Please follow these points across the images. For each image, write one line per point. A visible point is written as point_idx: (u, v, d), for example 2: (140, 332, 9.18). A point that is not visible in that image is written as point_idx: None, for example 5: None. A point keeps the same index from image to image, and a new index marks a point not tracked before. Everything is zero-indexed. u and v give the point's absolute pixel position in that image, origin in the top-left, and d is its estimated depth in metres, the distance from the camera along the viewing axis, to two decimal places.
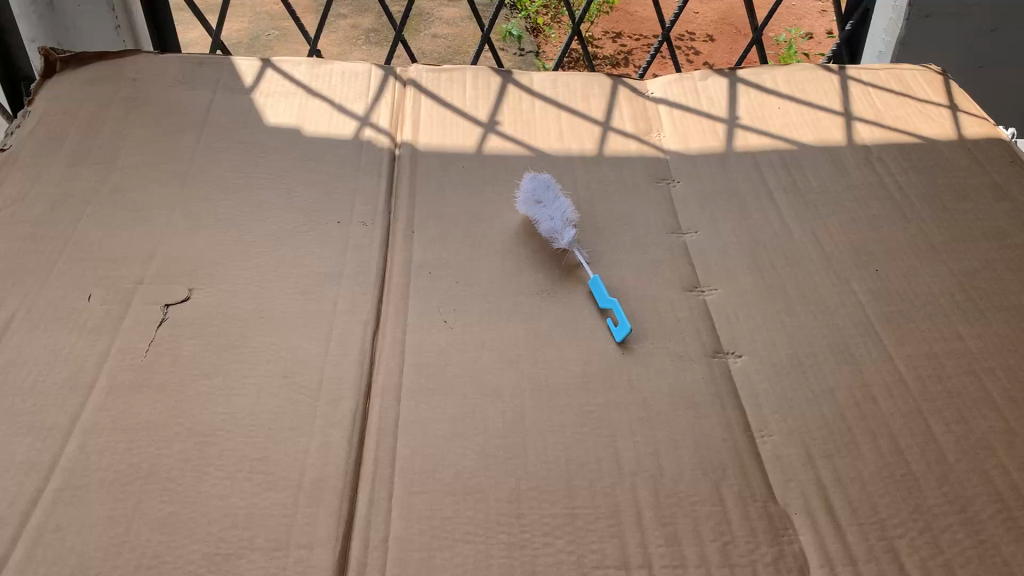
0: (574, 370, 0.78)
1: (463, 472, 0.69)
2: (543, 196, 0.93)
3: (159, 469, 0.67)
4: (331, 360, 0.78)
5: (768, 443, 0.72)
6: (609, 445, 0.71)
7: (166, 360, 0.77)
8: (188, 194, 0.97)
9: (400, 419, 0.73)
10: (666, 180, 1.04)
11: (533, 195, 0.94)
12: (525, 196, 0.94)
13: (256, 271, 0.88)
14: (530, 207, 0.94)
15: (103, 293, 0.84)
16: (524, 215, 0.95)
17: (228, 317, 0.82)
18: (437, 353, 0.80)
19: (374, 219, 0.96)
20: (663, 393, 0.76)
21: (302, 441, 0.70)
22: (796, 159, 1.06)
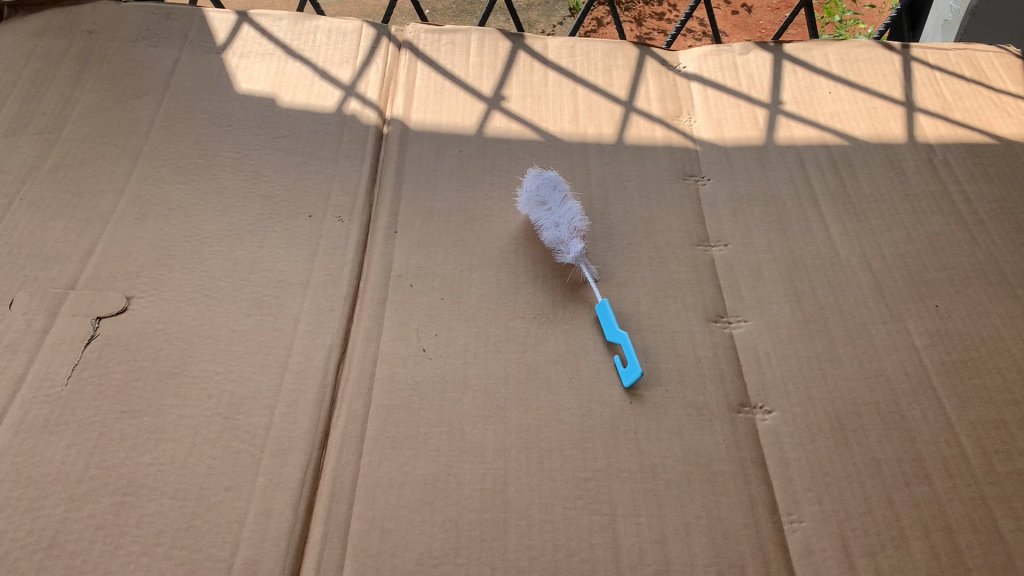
0: (570, 422, 0.66)
1: (428, 557, 0.57)
2: (549, 197, 0.80)
3: (63, 538, 0.56)
4: (284, 399, 0.66)
5: (798, 532, 0.60)
6: (605, 529, 0.59)
7: (89, 389, 0.65)
8: (139, 175, 0.84)
9: (360, 480, 0.62)
10: (694, 177, 0.90)
11: (536, 194, 0.80)
12: (527, 195, 0.80)
13: (208, 276, 0.75)
14: (533, 209, 0.80)
15: (27, 297, 0.72)
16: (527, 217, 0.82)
17: (169, 336, 0.70)
18: (412, 391, 0.68)
19: (352, 214, 0.83)
20: (675, 458, 0.64)
21: (239, 508, 0.59)
22: (846, 157, 0.91)
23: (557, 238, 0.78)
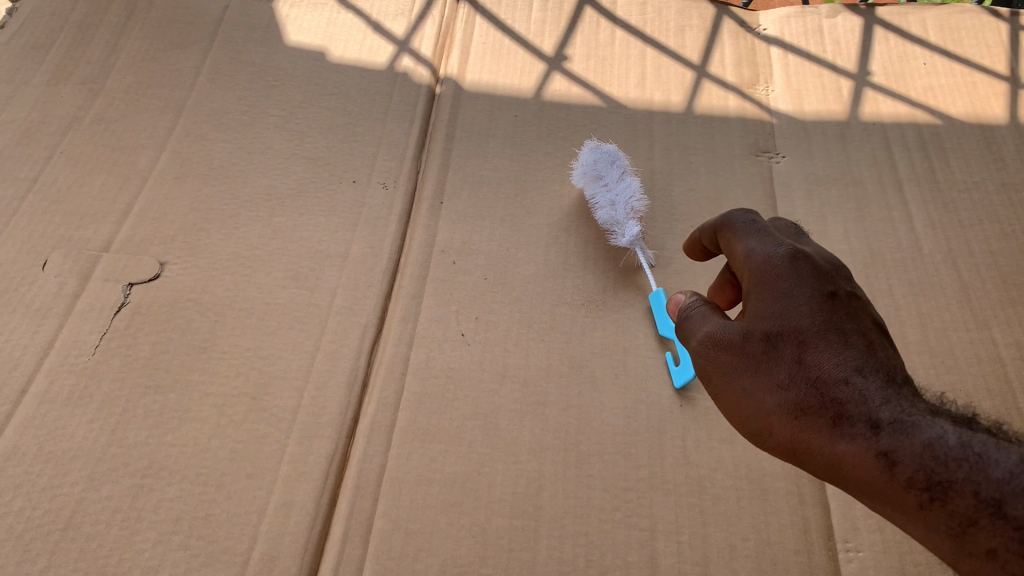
0: (613, 424, 0.62)
1: (451, 565, 0.54)
2: (608, 172, 0.75)
3: (79, 519, 0.54)
4: (314, 381, 0.63)
5: (854, 563, 0.55)
6: (642, 546, 0.55)
7: (115, 361, 0.63)
8: (181, 131, 0.81)
9: (387, 474, 0.58)
10: (768, 154, 0.83)
11: (595, 167, 0.75)
12: (585, 166, 0.75)
13: (244, 242, 0.72)
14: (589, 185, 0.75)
15: (60, 258, 0.70)
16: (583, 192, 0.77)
17: (200, 307, 0.67)
18: (447, 380, 0.64)
19: (397, 181, 0.78)
20: (724, 472, 0.59)
21: (259, 497, 0.56)
22: (937, 139, 0.83)
23: (613, 218, 0.73)
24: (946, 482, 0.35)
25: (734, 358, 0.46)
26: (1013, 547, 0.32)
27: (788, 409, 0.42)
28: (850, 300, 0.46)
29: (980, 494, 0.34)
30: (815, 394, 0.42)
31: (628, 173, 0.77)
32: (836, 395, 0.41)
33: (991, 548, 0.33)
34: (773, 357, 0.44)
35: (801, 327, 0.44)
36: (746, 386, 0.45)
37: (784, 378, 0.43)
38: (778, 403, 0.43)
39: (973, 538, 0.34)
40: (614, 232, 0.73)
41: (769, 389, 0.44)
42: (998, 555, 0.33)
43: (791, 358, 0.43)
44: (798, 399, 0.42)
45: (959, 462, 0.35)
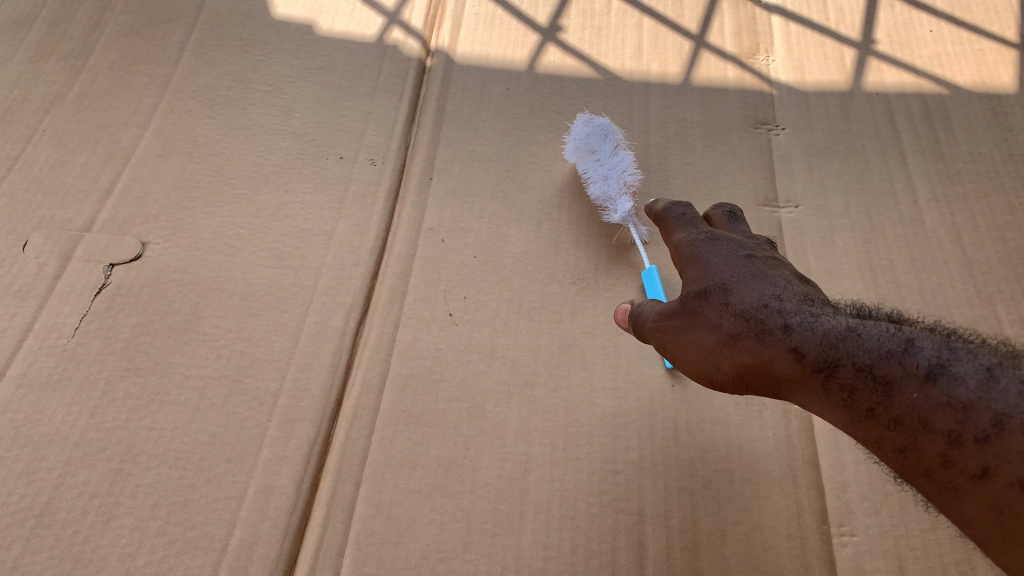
0: (603, 405, 0.60)
1: (434, 551, 0.53)
2: (600, 146, 0.73)
3: (56, 504, 0.53)
4: (297, 363, 0.62)
5: (848, 547, 0.53)
6: (630, 531, 0.54)
7: (95, 343, 0.62)
8: (165, 107, 0.79)
9: (370, 457, 0.57)
10: (767, 125, 0.81)
11: (587, 141, 0.73)
12: (577, 141, 0.73)
13: (228, 220, 0.71)
14: (582, 159, 0.73)
15: (41, 238, 0.68)
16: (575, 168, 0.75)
17: (182, 287, 0.66)
18: (433, 361, 0.62)
19: (385, 157, 0.77)
20: (716, 454, 0.58)
21: (239, 482, 0.55)
22: (943, 108, 0.81)
23: (605, 194, 0.72)
24: (839, 366, 0.41)
25: (672, 317, 0.53)
26: (885, 404, 0.38)
27: (720, 344, 0.49)
28: (765, 255, 0.53)
29: (862, 370, 0.40)
30: (745, 324, 0.48)
31: (623, 146, 0.74)
32: (754, 322, 0.47)
33: (874, 412, 0.39)
34: (703, 302, 0.51)
35: (722, 278, 0.51)
36: (685, 334, 0.51)
37: (714, 318, 0.50)
38: (711, 340, 0.49)
39: (860, 407, 0.40)
40: (607, 207, 0.72)
41: (703, 330, 0.50)
42: (878, 415, 0.39)
43: (717, 302, 0.50)
44: (726, 332, 0.49)
45: (850, 349, 0.42)
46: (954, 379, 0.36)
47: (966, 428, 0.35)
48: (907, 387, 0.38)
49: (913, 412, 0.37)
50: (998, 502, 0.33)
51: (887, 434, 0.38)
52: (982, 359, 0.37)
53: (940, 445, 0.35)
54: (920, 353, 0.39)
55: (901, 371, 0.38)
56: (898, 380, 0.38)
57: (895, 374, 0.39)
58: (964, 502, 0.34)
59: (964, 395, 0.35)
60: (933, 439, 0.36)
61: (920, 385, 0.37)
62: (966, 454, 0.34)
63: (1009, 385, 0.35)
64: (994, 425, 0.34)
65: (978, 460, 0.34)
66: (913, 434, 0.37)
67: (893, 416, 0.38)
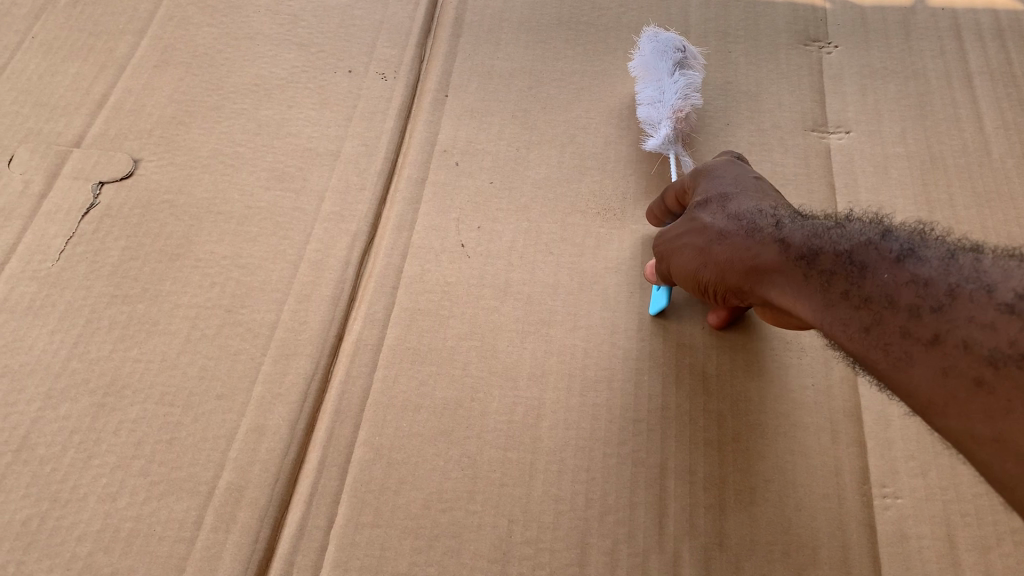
0: (625, 347, 0.55)
1: (436, 501, 0.49)
2: (661, 64, 0.66)
3: (35, 440, 0.50)
4: (296, 293, 0.57)
5: (892, 511, 0.49)
6: (651, 485, 0.49)
7: (81, 267, 0.58)
8: (164, 15, 0.74)
9: (370, 399, 0.53)
10: (818, 42, 0.73)
11: (654, 55, 0.66)
12: (641, 58, 0.67)
13: (227, 138, 0.66)
14: (638, 76, 0.67)
15: (27, 153, 0.64)
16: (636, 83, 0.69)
17: (175, 210, 0.61)
18: (442, 294, 0.58)
19: (397, 72, 0.71)
20: (747, 404, 0.52)
21: (229, 421, 0.51)
22: (1017, 25, 0.73)
23: (648, 112, 0.65)
24: (819, 255, 0.42)
25: (666, 232, 0.52)
26: (856, 287, 0.39)
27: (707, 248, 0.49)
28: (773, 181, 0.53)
29: (841, 256, 0.40)
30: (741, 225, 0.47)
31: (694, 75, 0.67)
32: (740, 223, 0.47)
33: (845, 296, 0.39)
34: (698, 205, 0.51)
35: (721, 185, 0.51)
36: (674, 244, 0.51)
37: (703, 221, 0.50)
38: (699, 245, 0.49)
39: (834, 293, 0.40)
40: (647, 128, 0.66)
41: (693, 233, 0.50)
42: (849, 297, 0.39)
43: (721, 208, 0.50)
44: (714, 232, 0.48)
45: (831, 239, 0.42)
46: (921, 261, 0.37)
47: (926, 300, 0.35)
48: (879, 269, 0.38)
49: (882, 291, 0.37)
50: (947, 365, 0.33)
51: (857, 318, 0.38)
52: (951, 246, 0.38)
53: (902, 320, 0.36)
54: (895, 242, 0.39)
55: (878, 256, 0.39)
56: (870, 264, 0.39)
57: (870, 260, 0.39)
58: (914, 370, 0.34)
59: (928, 273, 0.36)
60: (896, 313, 0.36)
61: (891, 267, 0.38)
62: (925, 325, 0.35)
63: (970, 263, 0.36)
64: (952, 297, 0.34)
65: (934, 329, 0.34)
66: (879, 311, 0.37)
67: (863, 296, 0.38)
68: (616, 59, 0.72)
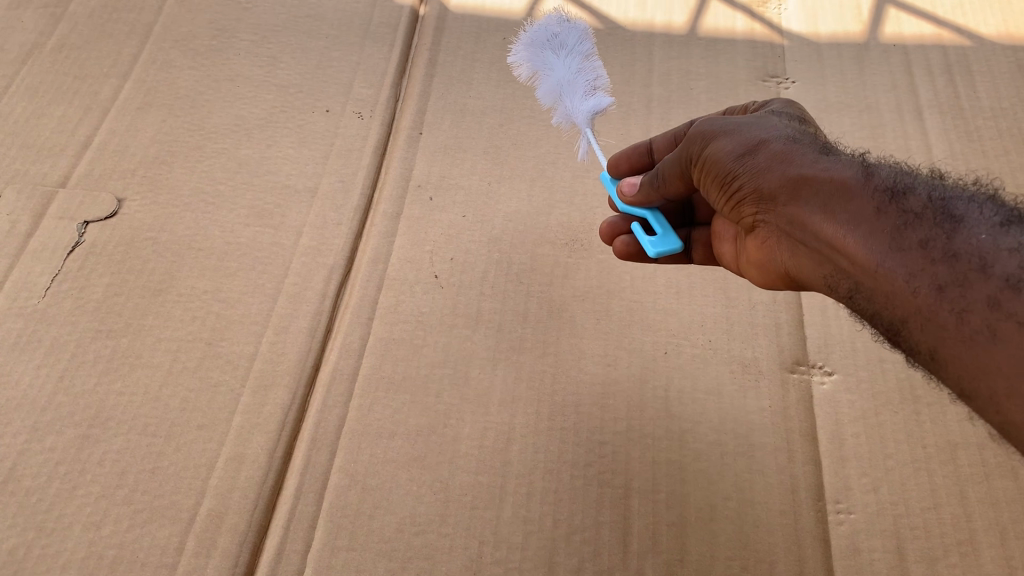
0: (592, 373, 0.57)
1: (409, 524, 0.51)
2: (569, 38, 0.60)
3: (22, 471, 0.52)
4: (275, 325, 0.60)
5: (845, 525, 0.51)
6: (616, 505, 0.52)
7: (66, 304, 0.60)
8: (146, 58, 0.76)
9: (346, 426, 0.55)
10: (776, 78, 0.77)
11: (548, 27, 0.61)
12: (545, 29, 0.61)
13: (208, 177, 0.68)
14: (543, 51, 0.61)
15: (14, 194, 0.66)
16: (523, 55, 0.62)
17: (158, 246, 0.63)
18: (417, 324, 0.60)
19: (373, 111, 0.73)
20: (709, 426, 0.55)
21: (210, 450, 0.53)
22: (964, 60, 0.77)
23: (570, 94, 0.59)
24: (908, 196, 0.40)
25: (717, 122, 0.49)
26: (943, 238, 0.37)
27: (760, 144, 0.46)
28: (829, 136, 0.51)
29: (933, 206, 0.39)
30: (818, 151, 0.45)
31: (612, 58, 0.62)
32: (820, 150, 0.45)
33: (925, 244, 0.38)
34: (764, 117, 0.49)
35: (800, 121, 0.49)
36: (725, 130, 0.48)
37: (768, 126, 0.48)
38: (754, 141, 0.47)
39: (912, 238, 0.38)
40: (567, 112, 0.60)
41: (763, 141, 0.46)
42: (930, 249, 0.37)
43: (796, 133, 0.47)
44: (788, 149, 0.45)
45: (923, 187, 0.40)
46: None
47: None
48: (976, 229, 0.37)
49: (975, 250, 0.36)
50: None
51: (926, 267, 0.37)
52: None
53: (991, 288, 0.35)
54: (994, 209, 0.38)
55: (977, 216, 0.38)
56: (969, 220, 0.37)
57: (968, 217, 0.37)
58: (998, 344, 0.34)
59: None
60: (988, 279, 0.35)
61: (991, 230, 0.37)
62: (1018, 299, 0.34)
63: None
64: None
65: None
66: (966, 272, 0.36)
67: (951, 249, 0.37)
68: None
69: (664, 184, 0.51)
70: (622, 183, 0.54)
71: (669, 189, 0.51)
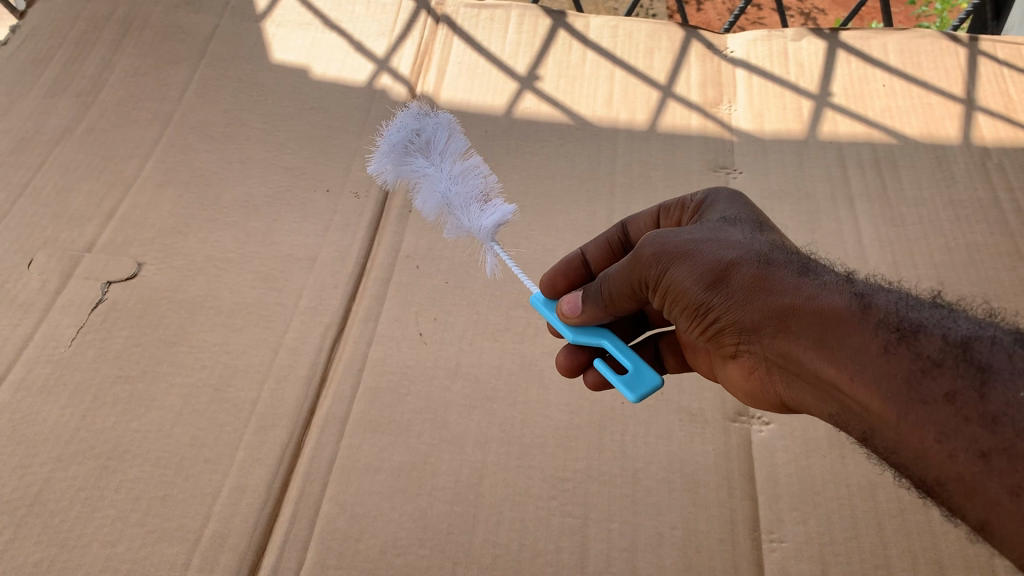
0: (557, 419, 0.65)
1: (391, 546, 0.57)
2: (437, 141, 0.67)
3: (46, 497, 0.58)
4: (275, 374, 0.67)
5: (777, 552, 0.58)
6: (575, 532, 0.58)
7: (89, 353, 0.67)
8: (166, 143, 0.85)
9: (337, 462, 0.62)
10: (726, 169, 0.87)
11: (407, 131, 0.66)
12: (412, 134, 0.66)
13: (220, 246, 0.76)
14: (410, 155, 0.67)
15: (45, 258, 0.74)
16: (386, 163, 0.67)
17: (172, 304, 0.71)
18: (402, 375, 0.67)
19: (368, 190, 0.82)
20: (659, 465, 0.62)
21: (215, 480, 0.60)
22: (891, 157, 0.87)
23: (454, 198, 0.65)
24: (917, 337, 0.39)
25: (671, 238, 0.48)
26: (973, 391, 0.36)
27: (729, 267, 0.45)
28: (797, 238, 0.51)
29: (950, 350, 0.38)
30: (803, 273, 0.44)
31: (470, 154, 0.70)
32: (805, 274, 0.44)
33: (951, 398, 0.36)
34: (719, 229, 0.48)
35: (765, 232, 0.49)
36: (681, 252, 0.47)
37: (728, 242, 0.47)
38: (724, 262, 0.46)
39: (933, 391, 0.37)
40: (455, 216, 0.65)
41: (740, 262, 0.45)
42: (958, 404, 0.36)
43: (770, 249, 0.46)
44: (767, 272, 0.44)
45: (932, 325, 0.39)
46: None
47: None
48: (1006, 382, 0.35)
49: (1013, 410, 0.35)
50: None
51: (937, 419, 0.37)
52: None
53: None
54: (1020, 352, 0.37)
55: (1005, 363, 0.36)
56: (998, 368, 0.36)
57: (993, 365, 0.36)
58: None
59: None
60: None
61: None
62: None
63: None
64: None
65: None
66: (1008, 436, 0.34)
67: (984, 407, 0.35)
68: (555, 182, 0.85)
69: (610, 301, 0.51)
70: (564, 306, 0.54)
71: (615, 306, 0.51)
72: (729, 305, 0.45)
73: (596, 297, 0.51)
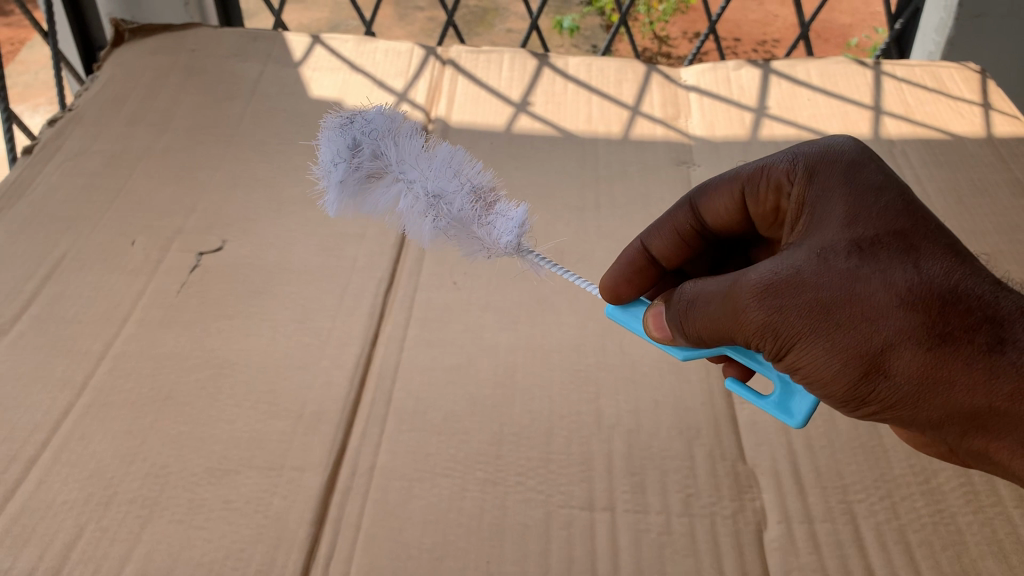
0: (570, 333, 0.82)
1: (451, 414, 0.73)
2: (385, 155, 0.72)
3: (177, 393, 0.74)
4: (344, 310, 0.84)
5: (746, 409, 0.75)
6: (592, 403, 0.75)
7: (193, 300, 0.84)
8: (231, 156, 1.04)
9: (401, 363, 0.78)
10: (687, 163, 1.07)
11: (355, 162, 0.71)
12: (345, 159, 0.70)
13: (285, 226, 0.94)
14: (356, 174, 0.71)
15: (145, 239, 0.91)
16: (339, 195, 0.71)
17: (254, 266, 0.88)
18: (443, 309, 0.84)
19: None
20: (652, 358, 0.80)
21: (307, 378, 0.76)
22: None
23: (456, 215, 0.71)
24: None
25: (802, 312, 0.50)
26: None
27: (885, 356, 0.49)
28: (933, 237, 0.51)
29: None
30: (956, 361, 0.47)
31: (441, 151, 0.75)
32: (963, 361, 0.47)
33: None
34: (855, 292, 0.49)
35: (901, 272, 0.49)
36: (813, 330, 0.50)
37: (870, 314, 0.49)
38: (880, 348, 0.49)
39: None
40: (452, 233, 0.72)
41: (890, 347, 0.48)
42: None
43: (918, 319, 0.48)
44: (926, 364, 0.48)
45: None
46: None
47: None
48: None
49: None
50: None
51: None
52: None
53: None
54: None
55: None
56: None
57: None
58: None
59: None
60: None
61: None
62: None
63: None
64: None
65: None
66: None
67: None
68: (550, 177, 1.05)
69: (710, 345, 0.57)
70: (657, 328, 0.61)
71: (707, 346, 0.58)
72: (884, 384, 0.50)
73: (679, 327, 0.57)
